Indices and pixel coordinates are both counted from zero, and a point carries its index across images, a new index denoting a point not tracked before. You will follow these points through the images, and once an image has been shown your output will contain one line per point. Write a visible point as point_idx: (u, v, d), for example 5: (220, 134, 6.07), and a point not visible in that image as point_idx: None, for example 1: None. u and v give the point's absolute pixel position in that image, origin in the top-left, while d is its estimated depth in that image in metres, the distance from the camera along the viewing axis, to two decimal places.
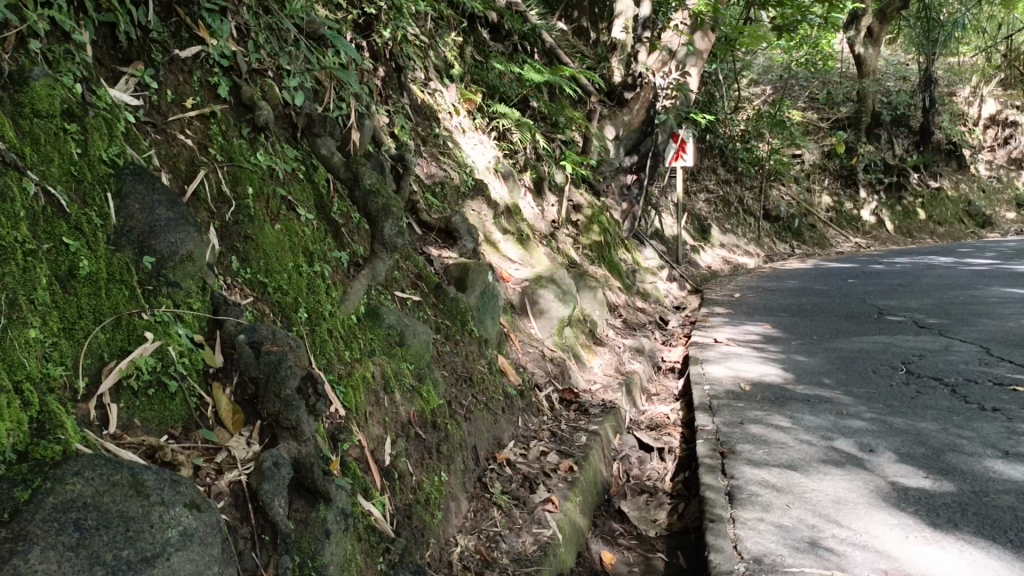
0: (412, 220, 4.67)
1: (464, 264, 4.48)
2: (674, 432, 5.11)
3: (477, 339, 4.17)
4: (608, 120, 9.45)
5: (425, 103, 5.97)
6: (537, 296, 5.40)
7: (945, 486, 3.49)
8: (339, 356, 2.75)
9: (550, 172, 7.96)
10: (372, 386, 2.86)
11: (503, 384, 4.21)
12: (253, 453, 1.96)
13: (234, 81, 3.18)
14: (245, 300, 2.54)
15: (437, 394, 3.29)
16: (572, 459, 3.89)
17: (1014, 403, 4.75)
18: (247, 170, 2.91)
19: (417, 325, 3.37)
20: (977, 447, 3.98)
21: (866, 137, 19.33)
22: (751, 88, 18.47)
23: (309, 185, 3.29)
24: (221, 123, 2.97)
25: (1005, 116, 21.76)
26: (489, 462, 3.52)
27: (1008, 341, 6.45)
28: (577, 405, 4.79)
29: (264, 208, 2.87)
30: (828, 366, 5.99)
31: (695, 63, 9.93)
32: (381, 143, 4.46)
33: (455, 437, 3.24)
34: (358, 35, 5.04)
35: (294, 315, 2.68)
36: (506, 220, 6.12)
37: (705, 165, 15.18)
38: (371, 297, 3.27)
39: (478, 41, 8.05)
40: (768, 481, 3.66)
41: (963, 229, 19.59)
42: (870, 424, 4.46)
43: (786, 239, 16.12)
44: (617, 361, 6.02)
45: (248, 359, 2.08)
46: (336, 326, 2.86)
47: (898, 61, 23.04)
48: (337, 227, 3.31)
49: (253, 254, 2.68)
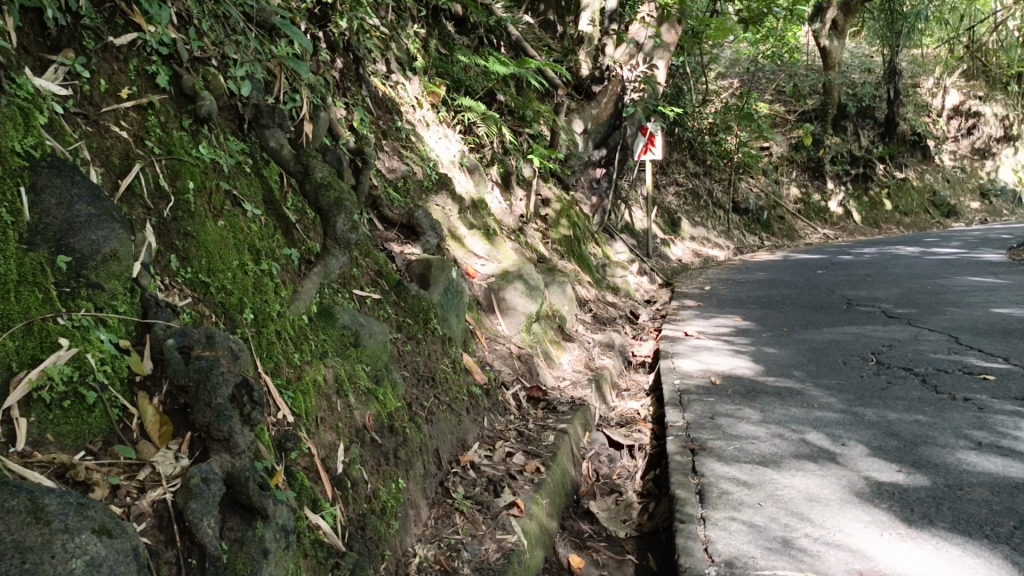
0: (372, 215, 4.52)
1: (426, 260, 4.33)
2: (644, 428, 5.02)
3: (440, 337, 4.03)
4: (576, 115, 9.40)
5: (386, 96, 5.80)
6: (502, 293, 5.28)
7: (919, 480, 3.43)
8: (287, 359, 2.61)
9: (518, 165, 7.85)
10: (323, 390, 2.71)
11: (468, 383, 4.08)
12: (180, 469, 1.81)
13: (175, 70, 3.00)
14: (183, 301, 2.37)
15: (396, 396, 3.15)
16: (539, 459, 3.78)
17: (984, 392, 4.72)
18: (187, 163, 2.74)
19: (373, 325, 3.23)
20: (949, 438, 3.93)
21: (833, 129, 19.43)
22: (718, 82, 18.49)
23: (257, 179, 3.13)
24: (159, 114, 2.79)
25: (967, 106, 22.05)
26: (452, 466, 3.39)
27: (975, 329, 6.46)
28: (544, 403, 4.67)
29: (206, 203, 2.70)
30: (798, 358, 5.93)
31: (662, 55, 9.97)
32: (338, 136, 4.29)
33: (414, 441, 3.10)
34: (315, 26, 4.85)
35: (239, 316, 2.53)
36: (472, 214, 5.98)
37: (674, 158, 15.19)
38: (324, 296, 3.12)
39: (442, 34, 7.89)
40: (740, 478, 3.57)
41: (927, 219, 19.84)
42: (841, 416, 4.40)
43: (755, 231, 16.15)
44: (587, 356, 5.91)
45: (176, 366, 1.92)
46: (285, 327, 2.71)
47: (862, 53, 23.25)
48: (288, 223, 3.16)
49: (194, 253, 2.52)
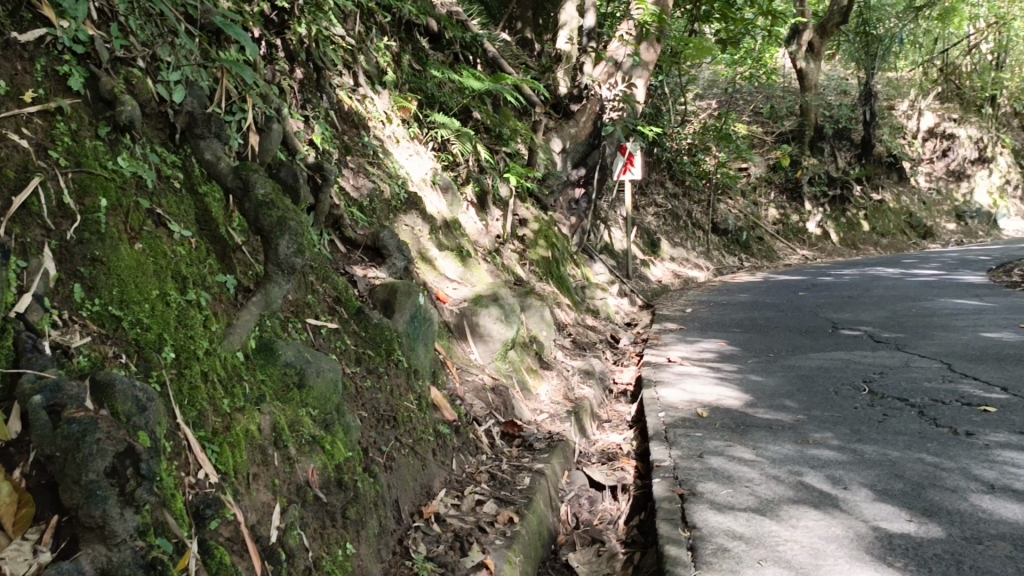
0: (334, 236, 4.13)
1: (390, 285, 3.95)
2: (627, 466, 4.64)
3: (405, 370, 3.64)
4: (553, 133, 9.03)
5: (353, 109, 5.42)
6: (476, 320, 4.89)
7: (932, 531, 3.09)
8: (214, 406, 2.22)
9: (494, 185, 7.51)
10: (257, 441, 2.32)
11: (435, 420, 3.69)
12: (35, 568, 1.56)
13: (92, 71, 2.63)
14: (82, 339, 1.98)
15: (347, 443, 2.76)
16: (512, 507, 3.40)
17: (988, 426, 4.40)
18: (100, 177, 2.36)
19: (321, 361, 2.82)
20: (959, 481, 3.59)
21: (810, 150, 19.38)
22: (696, 102, 18.47)
23: (189, 196, 2.75)
24: (69, 121, 2.41)
25: (942, 128, 22.12)
26: (414, 518, 3.01)
27: (967, 356, 6.17)
28: (520, 439, 4.28)
29: (121, 223, 2.32)
30: (788, 387, 5.59)
31: (642, 75, 9.45)
32: (294, 151, 3.91)
33: (368, 495, 2.72)
34: (270, 33, 4.51)
35: (156, 356, 2.14)
36: (443, 234, 5.61)
37: (654, 178, 15.02)
38: (264, 329, 2.74)
39: (416, 49, 7.54)
40: (735, 530, 3.21)
41: (905, 240, 19.69)
42: (840, 454, 4.05)
43: (735, 252, 15.92)
44: (566, 386, 5.53)
45: (42, 430, 1.68)
46: (214, 367, 2.32)
47: (838, 76, 23.45)
48: (225, 247, 2.78)
49: (104, 282, 2.15)
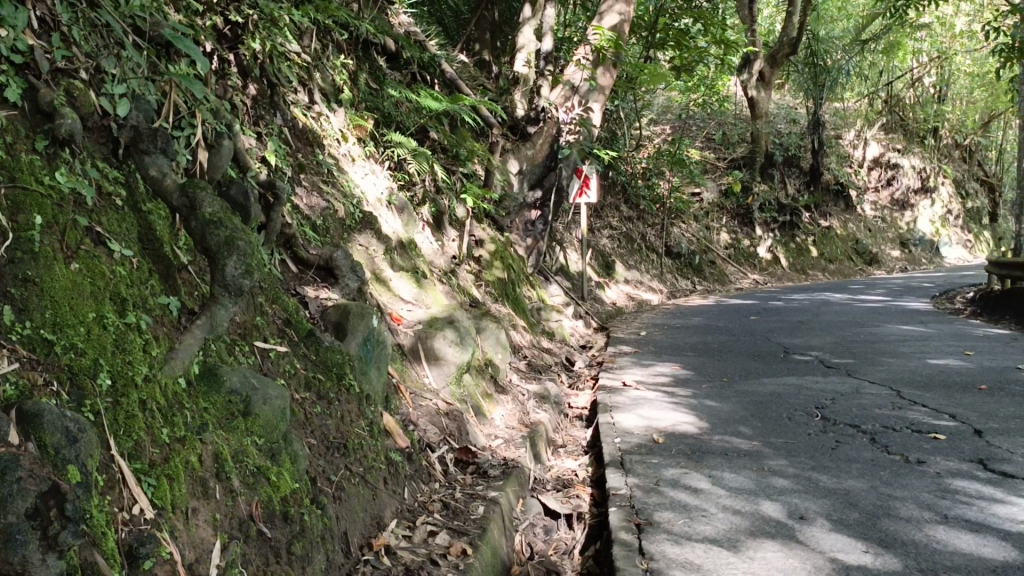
0: (285, 255, 4.01)
1: (343, 306, 3.84)
2: (583, 493, 4.57)
3: (356, 396, 3.52)
4: (511, 154, 8.98)
5: (307, 126, 5.31)
6: (431, 342, 4.80)
7: (889, 562, 3.08)
8: (152, 436, 2.10)
9: (450, 205, 7.44)
10: (197, 472, 2.19)
11: (387, 448, 3.58)
12: None
13: (30, 82, 2.51)
14: (9, 365, 1.86)
15: (294, 474, 2.65)
16: (465, 539, 3.30)
17: (938, 454, 4.45)
18: (36, 193, 2.23)
19: (268, 388, 2.70)
20: (913, 510, 3.61)
21: (761, 176, 19.71)
22: (650, 128, 18.73)
23: (132, 214, 2.63)
24: (4, 134, 2.28)
25: (886, 158, 22.78)
26: (364, 551, 2.89)
27: (915, 382, 6.27)
28: (474, 466, 4.20)
29: (56, 243, 2.20)
30: (742, 413, 5.60)
31: (598, 98, 9.60)
32: (246, 168, 3.79)
33: (316, 528, 2.60)
34: (222, 47, 4.43)
35: (91, 383, 2.01)
36: (399, 255, 5.51)
37: (608, 202, 15.13)
38: (209, 353, 2.61)
39: (372, 68, 7.49)
40: (693, 562, 3.16)
41: (851, 267, 20.13)
42: (795, 483, 4.05)
43: (688, 275, 16.08)
44: (521, 411, 5.45)
45: None
46: (153, 396, 2.19)
47: (787, 105, 24.03)
48: (169, 268, 2.66)
49: (36, 303, 2.03)
